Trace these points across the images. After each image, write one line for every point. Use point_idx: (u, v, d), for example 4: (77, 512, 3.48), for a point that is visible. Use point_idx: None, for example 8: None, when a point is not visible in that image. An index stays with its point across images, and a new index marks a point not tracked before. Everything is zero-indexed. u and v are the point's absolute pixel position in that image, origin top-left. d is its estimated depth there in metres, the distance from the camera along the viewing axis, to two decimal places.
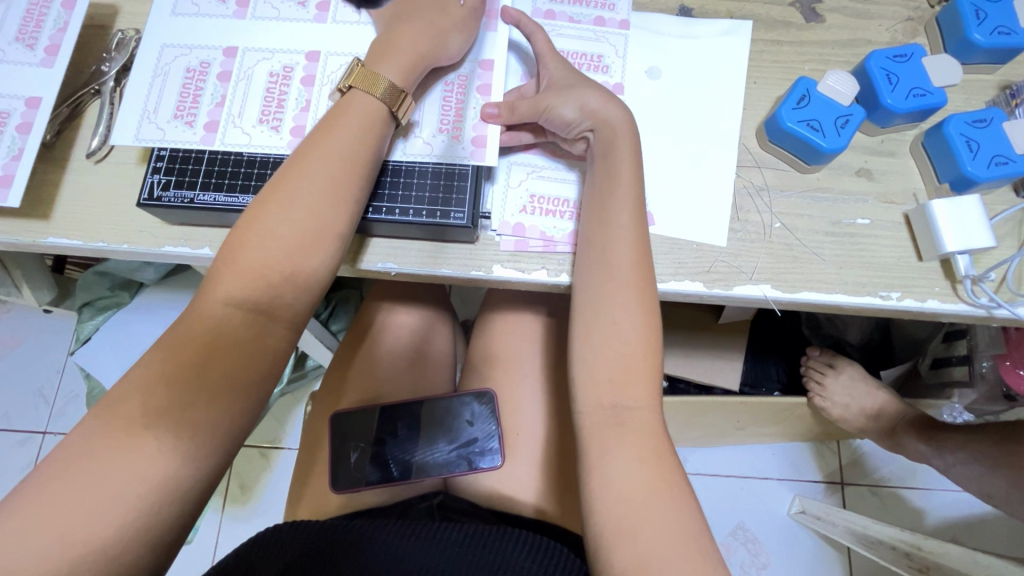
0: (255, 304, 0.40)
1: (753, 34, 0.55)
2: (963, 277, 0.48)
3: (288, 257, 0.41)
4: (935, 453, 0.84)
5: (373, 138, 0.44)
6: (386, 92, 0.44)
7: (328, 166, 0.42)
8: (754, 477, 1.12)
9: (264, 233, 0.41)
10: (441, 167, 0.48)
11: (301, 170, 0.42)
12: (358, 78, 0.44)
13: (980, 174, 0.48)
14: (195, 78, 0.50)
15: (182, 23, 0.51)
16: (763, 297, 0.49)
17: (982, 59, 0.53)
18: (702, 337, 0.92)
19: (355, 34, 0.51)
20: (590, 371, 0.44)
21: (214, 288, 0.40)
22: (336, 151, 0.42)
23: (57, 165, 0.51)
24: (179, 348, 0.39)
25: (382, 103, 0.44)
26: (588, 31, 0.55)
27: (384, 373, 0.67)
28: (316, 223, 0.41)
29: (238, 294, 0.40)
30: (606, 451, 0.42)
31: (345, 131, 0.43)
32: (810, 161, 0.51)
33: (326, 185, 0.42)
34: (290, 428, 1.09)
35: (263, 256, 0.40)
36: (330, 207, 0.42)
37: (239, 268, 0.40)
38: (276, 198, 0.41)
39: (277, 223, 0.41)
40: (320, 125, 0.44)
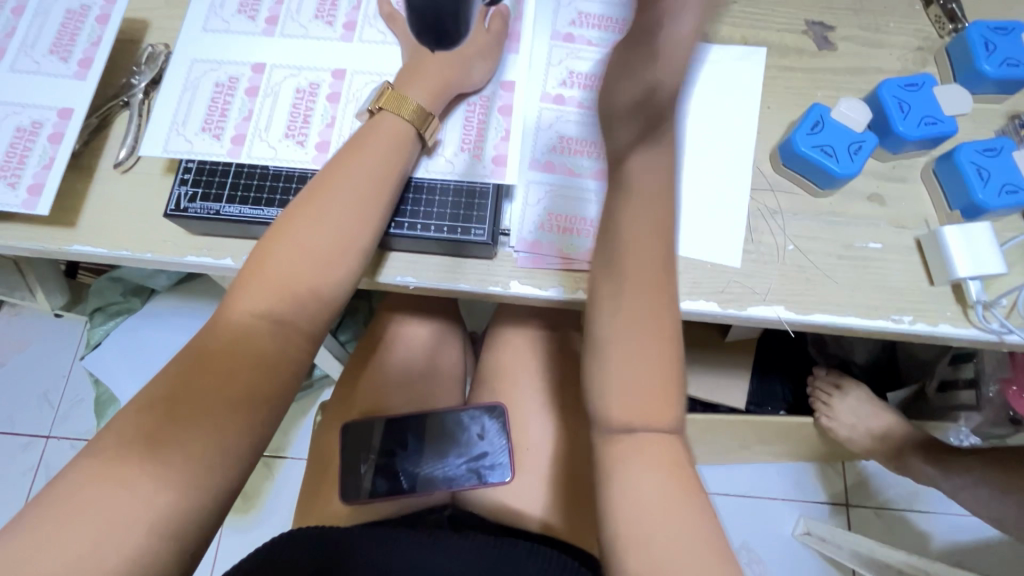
0: (278, 316, 0.41)
1: (767, 61, 0.57)
2: (974, 302, 0.48)
3: (313, 268, 0.42)
4: (943, 477, 0.84)
5: (399, 158, 0.46)
6: (414, 113, 0.47)
7: (356, 183, 0.44)
8: (759, 497, 1.11)
9: (292, 245, 0.42)
10: (462, 185, 0.50)
11: (330, 185, 0.43)
12: (389, 100, 0.47)
13: (990, 202, 0.49)
14: (224, 92, 0.51)
15: (212, 39, 0.52)
16: (777, 318, 0.50)
17: (991, 90, 0.54)
18: (709, 354, 0.92)
19: (380, 53, 0.52)
20: (608, 381, 0.39)
21: (239, 300, 0.41)
22: (365, 169, 0.44)
23: (85, 174, 0.52)
24: (205, 356, 0.39)
25: (410, 124, 0.47)
26: (606, 54, 0.56)
27: (397, 385, 0.68)
28: (343, 237, 0.43)
29: (262, 305, 0.41)
30: (619, 459, 0.39)
31: (373, 149, 0.45)
32: (824, 186, 0.52)
33: (354, 202, 0.43)
34: (294, 438, 1.09)
35: (290, 267, 0.41)
36: (357, 221, 0.43)
37: (265, 278, 0.41)
38: (304, 211, 0.42)
39: (304, 236, 0.42)
40: (349, 144, 0.46)
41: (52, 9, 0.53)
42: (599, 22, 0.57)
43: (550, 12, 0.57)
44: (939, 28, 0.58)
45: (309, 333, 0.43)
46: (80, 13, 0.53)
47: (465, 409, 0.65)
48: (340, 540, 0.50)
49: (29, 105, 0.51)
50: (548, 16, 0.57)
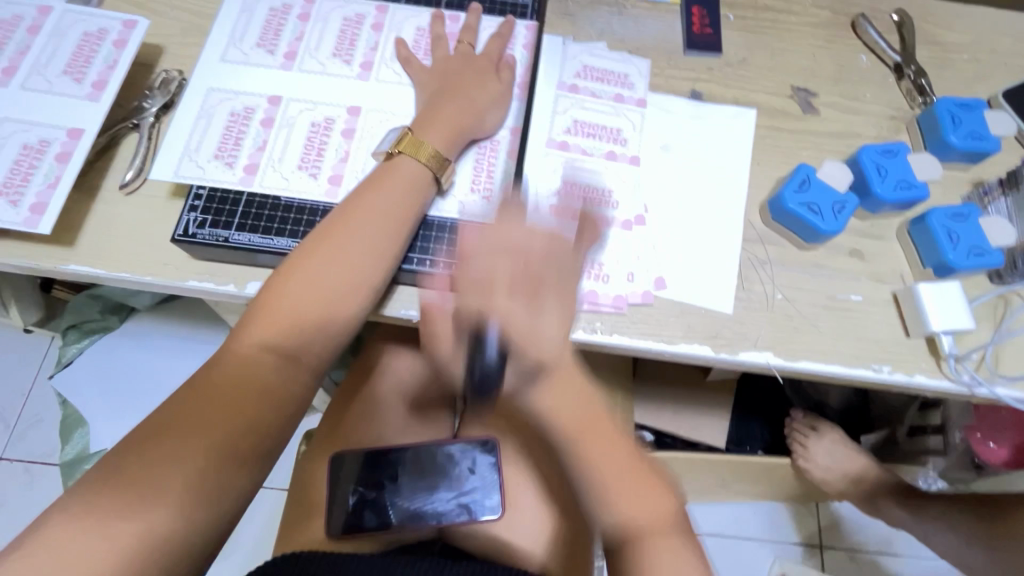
0: (284, 348, 0.42)
1: (756, 120, 0.61)
2: (947, 355, 0.51)
3: (322, 307, 0.43)
4: (914, 520, 0.87)
5: (413, 200, 0.48)
6: (429, 157, 0.49)
7: (371, 224, 0.45)
8: (736, 537, 1.12)
9: (304, 283, 0.43)
10: (470, 225, 0.51)
11: (347, 225, 0.45)
12: (406, 145, 0.49)
13: (960, 262, 0.53)
14: (239, 122, 0.52)
15: (229, 70, 0.54)
16: (766, 363, 0.52)
17: (958, 159, 0.59)
18: (691, 393, 0.95)
19: (394, 93, 0.54)
20: (580, 450, 0.42)
21: (248, 332, 0.42)
22: (380, 209, 0.46)
23: (88, 193, 0.52)
24: (207, 389, 0.39)
25: (427, 168, 0.49)
26: (608, 105, 0.59)
27: (387, 417, 0.68)
28: (354, 277, 0.44)
29: (270, 338, 0.41)
30: (607, 501, 0.41)
31: (390, 191, 0.47)
32: (809, 240, 0.55)
33: (367, 241, 0.45)
34: (269, 467, 1.06)
35: (298, 306, 0.42)
36: (370, 262, 0.45)
37: (271, 315, 0.42)
38: (319, 250, 0.44)
39: (318, 274, 0.43)
40: (367, 182, 0.47)
41: (68, 31, 0.54)
42: (602, 76, 0.60)
43: (556, 65, 0.60)
44: (910, 100, 0.63)
45: (310, 365, 0.43)
46: (97, 37, 0.54)
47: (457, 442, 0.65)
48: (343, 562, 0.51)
49: (37, 123, 0.50)
50: (554, 68, 0.60)
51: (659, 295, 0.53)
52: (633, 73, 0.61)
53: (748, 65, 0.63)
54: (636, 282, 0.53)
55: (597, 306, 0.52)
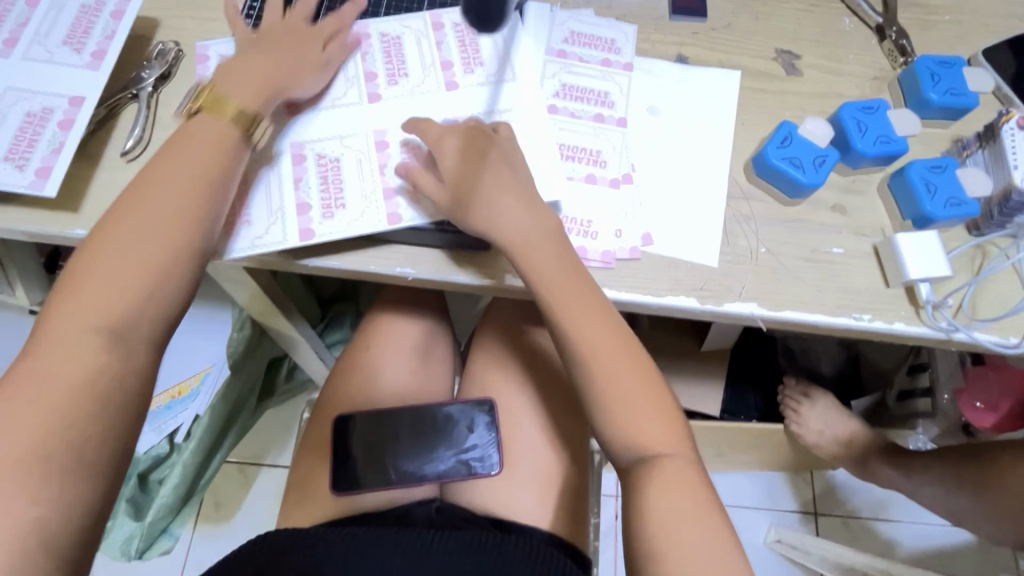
0: (113, 328, 0.43)
1: (741, 83, 0.62)
2: (925, 303, 0.53)
3: (135, 275, 0.44)
4: (904, 478, 0.88)
5: (207, 156, 0.48)
6: (235, 115, 0.50)
7: (167, 185, 0.46)
8: (733, 505, 1.14)
9: (101, 251, 0.44)
10: None
11: (149, 188, 0.46)
12: (208, 101, 0.51)
13: (937, 213, 0.54)
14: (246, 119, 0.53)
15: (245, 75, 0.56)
16: (751, 314, 0.53)
17: (938, 115, 0.60)
18: (686, 361, 0.97)
19: (464, 99, 0.56)
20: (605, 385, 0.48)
21: (55, 320, 0.42)
22: (152, 216, 0.45)
23: (90, 161, 0.54)
24: (78, 303, 0.42)
25: (234, 128, 0.50)
26: (596, 70, 0.61)
27: (387, 382, 0.70)
28: (144, 238, 0.45)
29: (81, 323, 0.42)
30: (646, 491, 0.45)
31: (188, 154, 0.48)
32: (792, 195, 0.57)
33: (157, 223, 0.45)
34: (275, 446, 1.09)
35: (101, 275, 0.43)
36: (166, 222, 0.45)
37: (75, 288, 0.43)
38: (113, 223, 0.45)
39: (112, 244, 0.44)
40: (106, 231, 0.45)
41: (65, 4, 0.55)
42: (590, 41, 0.62)
43: (545, 31, 0.62)
44: (892, 61, 0.64)
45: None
46: (95, 9, 0.55)
47: (454, 404, 0.67)
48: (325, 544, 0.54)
49: (39, 92, 0.52)
50: (543, 34, 0.61)
51: (647, 250, 0.55)
52: (620, 38, 0.62)
53: (733, 29, 0.65)
54: (625, 238, 0.55)
55: (587, 262, 0.54)
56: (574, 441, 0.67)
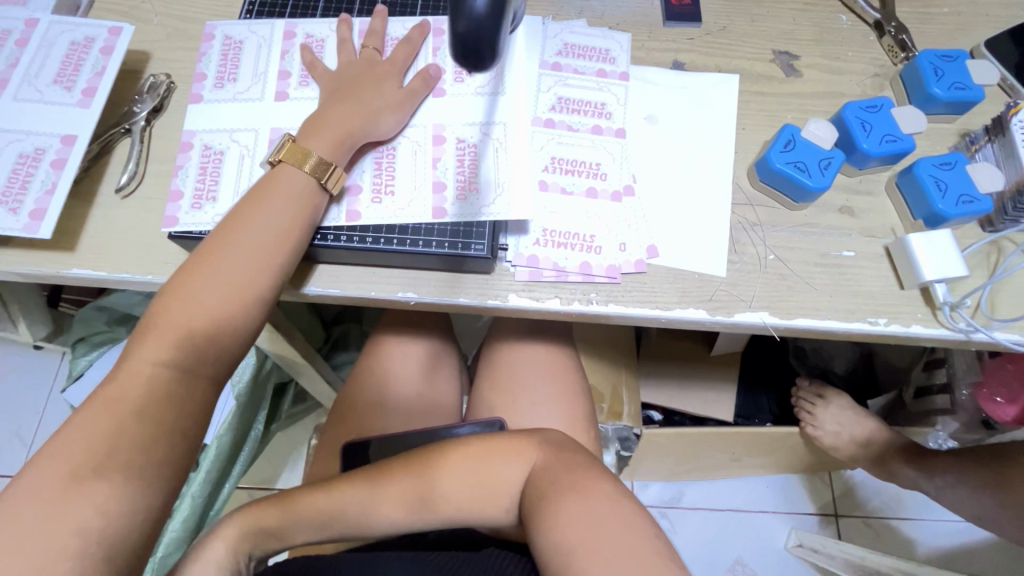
0: (181, 364, 0.42)
1: (740, 86, 0.61)
2: (941, 304, 0.52)
3: (212, 321, 0.44)
4: (925, 478, 0.85)
5: (302, 207, 0.48)
6: (315, 167, 0.49)
7: (261, 233, 0.46)
8: (751, 510, 1.12)
9: (187, 299, 0.43)
10: (459, 225, 0.51)
11: (237, 233, 0.46)
12: (289, 153, 0.50)
13: (949, 212, 0.53)
14: (212, 161, 0.54)
15: (216, 108, 0.56)
16: (763, 323, 0.52)
17: (942, 110, 0.59)
18: (696, 368, 0.95)
19: (461, 115, 0.56)
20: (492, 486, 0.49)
21: (138, 353, 0.42)
22: (251, 247, 0.46)
23: (85, 199, 0.53)
24: (165, 336, 0.42)
25: (312, 176, 0.49)
26: (591, 81, 0.60)
27: (393, 405, 0.69)
28: (234, 290, 0.44)
29: (162, 357, 0.42)
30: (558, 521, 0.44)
31: (273, 205, 0.47)
32: (798, 199, 0.55)
33: (249, 256, 0.45)
34: (285, 470, 1.08)
35: (187, 322, 0.43)
36: (252, 273, 0.45)
37: (160, 332, 0.42)
38: (194, 272, 0.44)
39: (199, 293, 0.44)
40: (200, 259, 0.45)
41: (55, 42, 0.55)
42: (584, 52, 0.61)
43: (538, 44, 0.61)
44: (892, 57, 0.63)
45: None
46: (84, 45, 0.55)
47: (463, 425, 0.65)
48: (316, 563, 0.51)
49: (32, 132, 0.52)
50: (536, 47, 0.61)
51: (652, 262, 0.54)
52: (614, 47, 0.61)
53: (728, 33, 0.64)
54: (629, 251, 0.54)
55: (592, 278, 0.53)
56: None
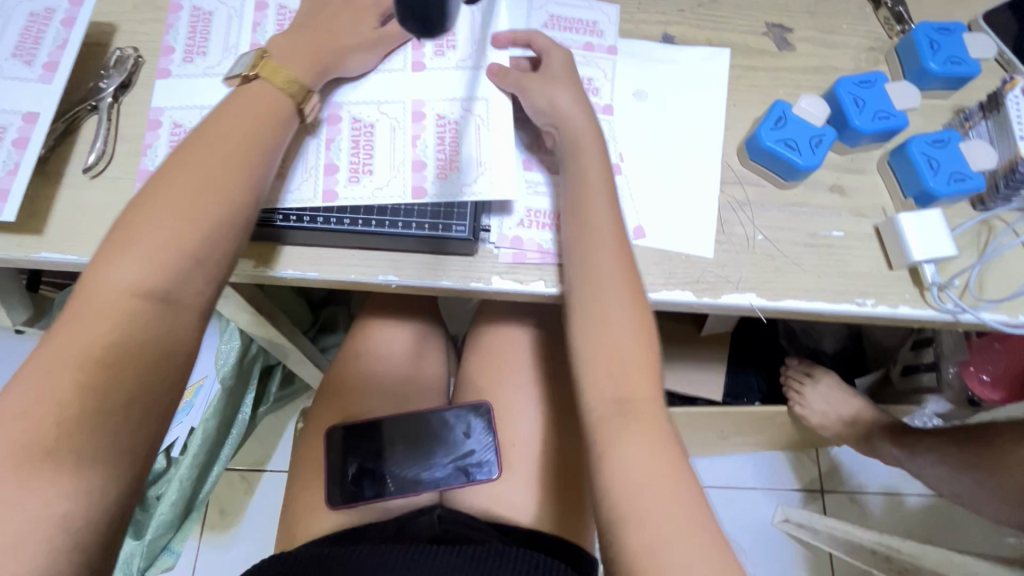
0: (157, 290, 0.40)
1: (731, 60, 0.59)
2: (930, 285, 0.51)
3: (178, 232, 0.41)
4: (906, 456, 0.87)
5: (268, 120, 0.46)
6: (287, 83, 0.48)
7: (231, 143, 0.44)
8: (738, 487, 1.14)
9: (151, 214, 0.41)
10: (440, 203, 0.50)
11: (207, 146, 0.44)
12: (259, 70, 0.48)
13: (941, 190, 0.52)
14: (181, 139, 0.52)
15: (184, 84, 0.54)
16: (749, 304, 0.51)
17: (938, 85, 0.58)
18: (685, 348, 0.94)
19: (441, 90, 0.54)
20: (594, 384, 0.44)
21: (108, 278, 0.40)
22: (221, 156, 0.44)
23: (51, 180, 0.51)
24: (137, 258, 0.40)
25: (288, 95, 0.48)
26: (577, 55, 0.58)
27: (380, 387, 0.69)
28: (207, 198, 0.42)
29: (137, 280, 0.40)
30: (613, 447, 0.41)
31: (235, 116, 0.46)
32: (788, 178, 0.54)
33: (219, 164, 0.43)
34: (276, 450, 1.08)
35: (151, 235, 0.41)
36: (224, 182, 0.43)
37: (126, 252, 0.40)
38: (163, 187, 0.42)
39: (164, 206, 0.42)
40: (169, 175, 0.43)
41: (14, 13, 0.52)
42: (571, 24, 0.59)
43: (523, 17, 0.59)
44: (888, 29, 0.61)
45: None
46: (44, 16, 0.52)
47: (449, 409, 0.66)
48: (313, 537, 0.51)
49: None
50: (521, 19, 0.58)
51: (639, 244, 0.53)
52: (602, 19, 0.59)
53: (721, 4, 0.62)
54: None
55: None
56: (571, 443, 0.65)
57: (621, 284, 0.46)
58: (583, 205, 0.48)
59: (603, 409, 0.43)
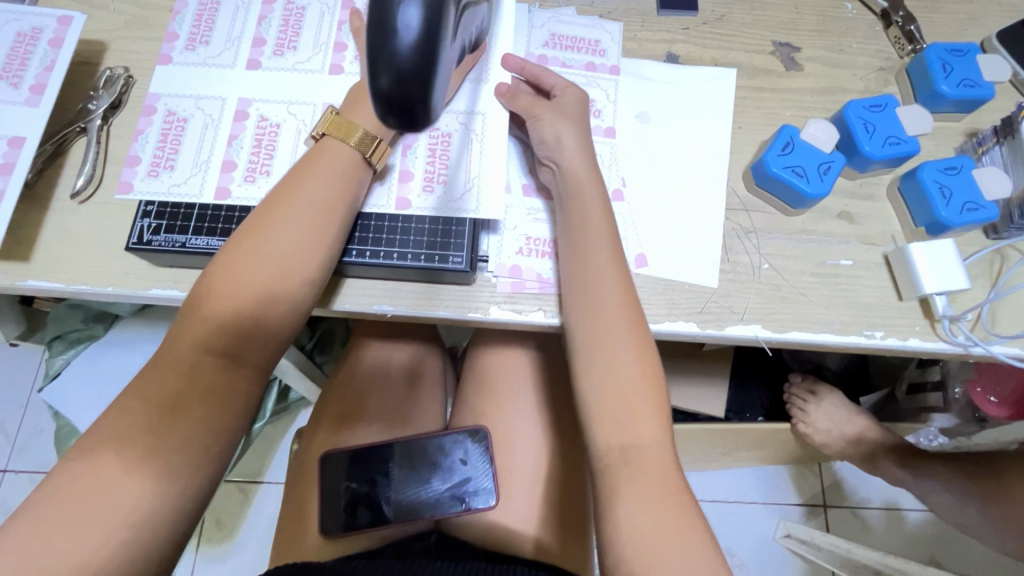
0: (221, 351, 0.40)
1: (737, 81, 0.58)
2: (941, 317, 0.50)
3: (258, 300, 0.42)
4: (911, 479, 0.86)
5: (348, 182, 0.46)
6: (361, 140, 0.47)
7: (307, 206, 0.44)
8: (740, 502, 1.12)
9: (235, 279, 0.42)
10: (438, 218, 0.49)
11: (284, 207, 0.44)
12: (332, 127, 0.47)
13: (953, 220, 0.50)
14: (174, 127, 0.51)
15: (184, 72, 0.52)
16: (755, 336, 0.50)
17: (950, 108, 0.56)
18: (686, 364, 0.91)
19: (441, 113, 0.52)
20: (613, 424, 0.43)
21: (182, 336, 0.40)
22: (297, 219, 0.44)
23: (39, 205, 0.50)
24: (206, 319, 0.41)
25: (358, 149, 0.46)
26: (579, 75, 0.56)
27: (377, 407, 0.68)
28: (281, 264, 0.42)
29: (202, 341, 0.40)
30: (616, 492, 0.41)
31: (319, 179, 0.45)
32: (795, 206, 0.53)
33: (296, 228, 0.43)
34: (272, 462, 1.07)
35: (234, 301, 0.41)
36: (298, 246, 0.43)
37: (207, 313, 0.41)
38: (242, 249, 0.42)
39: (246, 270, 0.42)
40: (246, 234, 0.43)
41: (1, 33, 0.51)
42: (573, 43, 0.57)
43: (523, 35, 0.57)
44: (899, 49, 0.60)
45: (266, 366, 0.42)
46: (32, 36, 0.51)
47: (446, 434, 0.64)
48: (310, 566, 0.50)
49: None
50: (521, 38, 0.57)
51: (641, 272, 0.51)
52: (605, 38, 0.58)
53: (726, 22, 0.60)
54: None
55: None
56: (571, 470, 0.64)
57: (623, 317, 0.45)
58: (585, 238, 0.47)
59: (607, 456, 0.43)
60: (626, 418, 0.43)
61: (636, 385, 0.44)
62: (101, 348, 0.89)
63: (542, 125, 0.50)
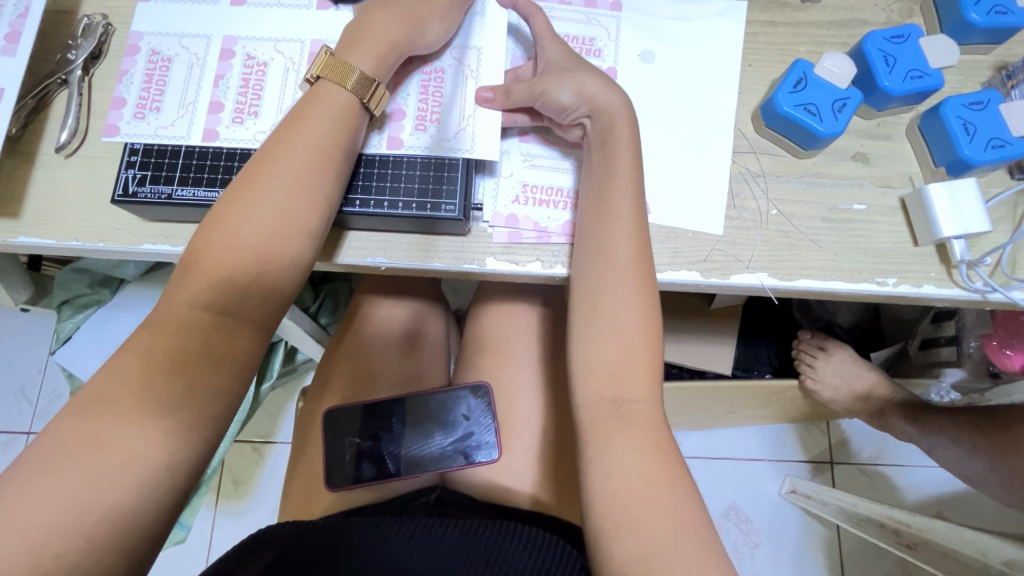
0: (220, 307, 0.39)
1: (748, 15, 0.54)
2: (958, 262, 0.47)
3: (255, 253, 0.40)
4: (919, 435, 0.85)
5: (344, 131, 0.43)
6: (358, 85, 0.43)
7: (302, 155, 0.41)
8: (746, 459, 1.13)
9: (230, 231, 0.40)
10: (430, 158, 0.48)
11: (278, 156, 0.41)
12: (327, 68, 0.44)
13: (976, 157, 0.47)
14: (158, 67, 0.49)
15: (168, 9, 0.50)
16: (761, 285, 0.48)
17: (979, 39, 0.52)
18: (693, 321, 0.90)
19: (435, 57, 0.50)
20: (611, 377, 0.43)
21: (180, 293, 0.39)
22: (293, 169, 0.41)
23: (25, 159, 0.49)
24: (205, 275, 0.39)
25: (353, 95, 0.43)
26: (579, 12, 0.53)
27: (379, 362, 0.67)
28: (279, 217, 0.40)
29: (201, 297, 0.39)
30: (606, 443, 0.41)
31: (312, 125, 0.42)
32: (807, 146, 0.50)
33: (292, 178, 0.41)
34: (282, 423, 1.09)
35: (231, 254, 0.39)
36: (295, 197, 0.41)
37: (204, 268, 0.39)
38: (236, 201, 0.40)
39: (240, 225, 0.40)
40: (240, 185, 0.41)
41: None
42: None
43: None
44: None
45: (262, 320, 0.41)
46: None
47: (449, 390, 0.64)
48: (304, 529, 0.49)
49: None
50: None
51: None
52: None
53: None
54: None
55: None
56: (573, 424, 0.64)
57: (637, 267, 0.44)
58: (608, 188, 0.45)
59: (595, 407, 0.42)
60: (624, 372, 0.42)
61: (637, 335, 0.43)
62: (108, 311, 0.89)
63: (563, 68, 0.47)
